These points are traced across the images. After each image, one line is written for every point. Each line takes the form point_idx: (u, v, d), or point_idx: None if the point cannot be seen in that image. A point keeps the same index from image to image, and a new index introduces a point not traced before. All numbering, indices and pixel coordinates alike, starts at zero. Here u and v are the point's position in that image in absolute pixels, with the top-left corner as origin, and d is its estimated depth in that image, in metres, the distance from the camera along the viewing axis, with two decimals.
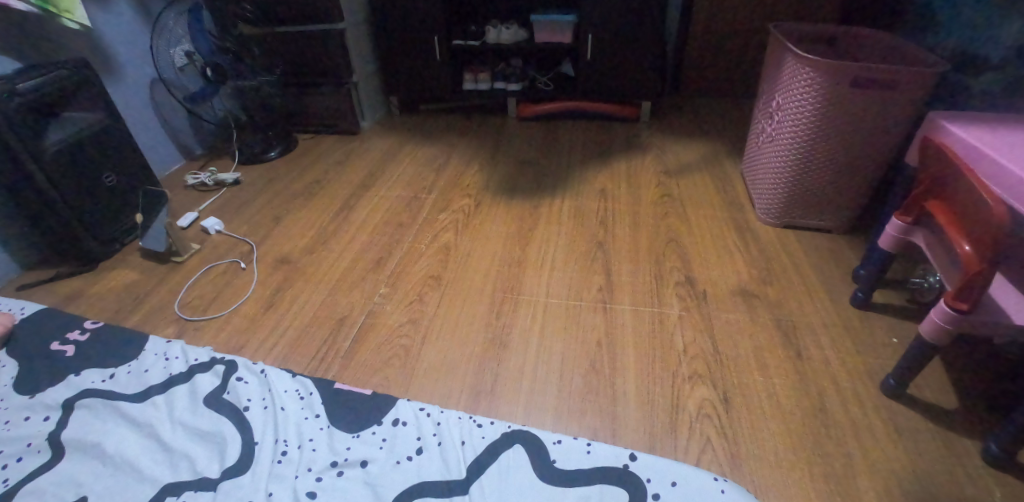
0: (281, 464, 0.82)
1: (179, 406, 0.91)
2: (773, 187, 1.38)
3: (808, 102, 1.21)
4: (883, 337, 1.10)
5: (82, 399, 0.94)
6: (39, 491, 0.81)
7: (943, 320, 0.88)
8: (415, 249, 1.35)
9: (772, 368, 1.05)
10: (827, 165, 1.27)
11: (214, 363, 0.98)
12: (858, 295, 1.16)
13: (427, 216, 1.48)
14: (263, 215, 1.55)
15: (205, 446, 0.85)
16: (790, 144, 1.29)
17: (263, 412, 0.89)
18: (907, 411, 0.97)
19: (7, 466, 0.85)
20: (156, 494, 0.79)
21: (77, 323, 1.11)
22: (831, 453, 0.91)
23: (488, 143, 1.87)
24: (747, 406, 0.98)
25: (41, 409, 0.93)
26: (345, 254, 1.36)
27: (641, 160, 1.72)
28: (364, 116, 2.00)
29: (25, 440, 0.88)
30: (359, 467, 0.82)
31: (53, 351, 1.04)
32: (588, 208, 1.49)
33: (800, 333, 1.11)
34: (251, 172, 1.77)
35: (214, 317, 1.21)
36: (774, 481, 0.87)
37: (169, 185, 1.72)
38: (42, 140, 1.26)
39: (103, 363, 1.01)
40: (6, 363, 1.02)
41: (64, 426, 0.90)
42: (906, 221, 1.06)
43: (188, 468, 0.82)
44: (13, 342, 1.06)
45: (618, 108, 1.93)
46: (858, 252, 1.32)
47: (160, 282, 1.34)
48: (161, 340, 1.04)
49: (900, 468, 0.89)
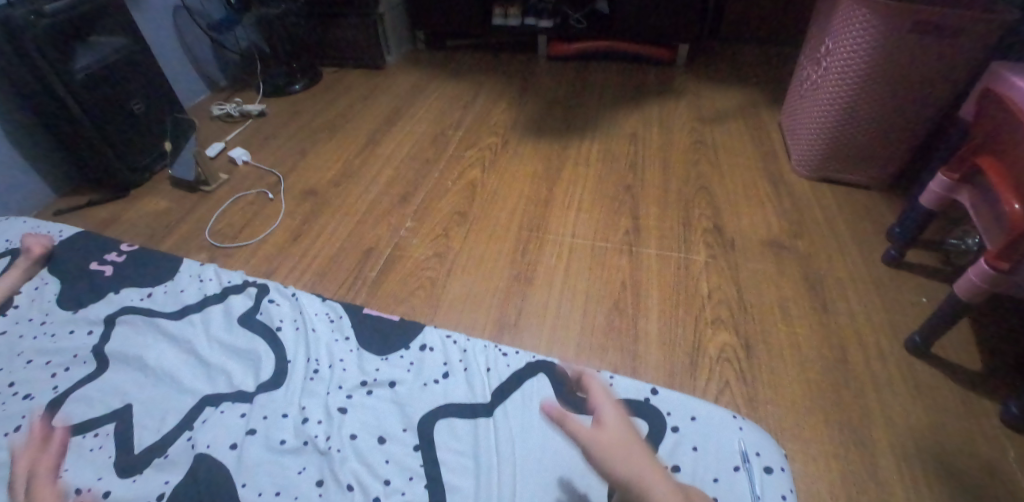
0: (313, 381, 0.86)
1: (215, 323, 0.94)
2: (813, 137, 1.32)
3: (861, 47, 1.14)
4: (912, 295, 1.08)
5: (124, 315, 0.98)
6: (87, 398, 0.86)
7: (981, 278, 0.86)
8: (441, 185, 1.35)
9: (796, 318, 1.04)
10: (874, 116, 1.21)
11: (246, 285, 1.01)
12: (890, 253, 1.14)
13: (453, 153, 1.46)
14: (290, 146, 1.55)
15: (241, 363, 0.89)
16: (836, 92, 1.23)
17: (296, 332, 0.92)
18: (930, 368, 0.96)
19: (56, 374, 0.90)
20: (197, 404, 0.84)
21: (114, 245, 1.14)
22: (849, 404, 0.91)
23: (516, 81, 1.82)
24: (769, 352, 0.98)
25: (85, 324, 0.98)
26: (372, 188, 1.36)
27: (674, 105, 1.66)
28: (390, 50, 1.95)
29: (71, 351, 0.93)
30: (387, 387, 0.85)
31: (93, 270, 1.08)
32: (617, 152, 1.45)
33: (827, 286, 1.10)
34: (277, 104, 1.76)
35: (244, 244, 1.23)
36: (790, 426, 0.88)
37: (196, 115, 1.72)
38: (71, 64, 1.26)
39: (141, 282, 1.05)
40: (49, 280, 1.06)
41: (107, 340, 0.94)
42: (953, 177, 1.01)
43: (225, 382, 0.86)
44: (54, 262, 1.10)
45: (653, 50, 1.85)
46: (894, 208, 1.28)
47: (192, 209, 1.37)
48: (195, 263, 1.07)
49: (917, 422, 0.89)
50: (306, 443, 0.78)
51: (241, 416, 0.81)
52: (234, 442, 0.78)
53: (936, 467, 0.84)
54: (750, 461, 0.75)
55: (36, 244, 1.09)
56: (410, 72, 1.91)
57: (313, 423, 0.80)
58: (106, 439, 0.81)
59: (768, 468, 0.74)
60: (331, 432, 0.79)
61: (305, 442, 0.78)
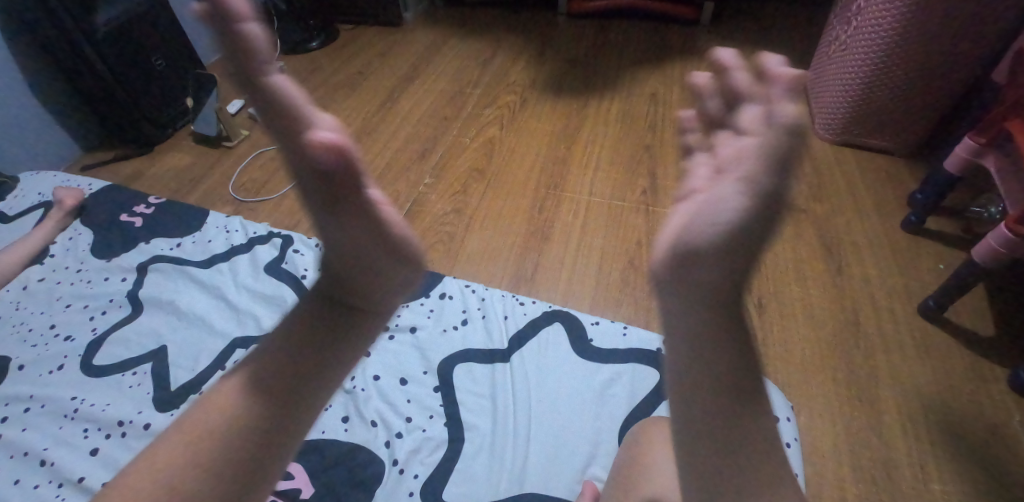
0: None
1: (242, 272, 0.98)
2: (839, 99, 1.30)
3: (894, 4, 1.10)
4: (930, 261, 1.08)
5: (155, 263, 1.02)
6: (124, 339, 0.90)
7: (1000, 243, 0.85)
8: (458, 143, 1.35)
9: (810, 280, 1.05)
10: (904, 78, 1.17)
11: (271, 236, 1.04)
12: (910, 219, 1.13)
13: (471, 110, 1.46)
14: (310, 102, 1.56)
15: (268, 308, 0.93)
16: (866, 52, 1.19)
17: (320, 281, 0.96)
18: (942, 332, 0.97)
19: (95, 318, 0.95)
20: (228, 346, 0.88)
21: (142, 198, 1.18)
22: (858, 364, 0.93)
23: (535, 39, 1.79)
24: (780, 312, 0.99)
25: (119, 271, 1.02)
26: (391, 144, 1.37)
27: (697, 64, 1.62)
28: (407, 6, 1.92)
29: (107, 296, 0.98)
30: (408, 332, 0.89)
31: (123, 221, 1.12)
32: (636, 111, 1.44)
33: (843, 249, 1.10)
34: (295, 61, 1.76)
35: (267, 199, 1.26)
36: (797, 382, 0.90)
37: (216, 71, 1.73)
38: (93, 18, 1.27)
39: (170, 233, 1.09)
40: (82, 230, 1.11)
41: (141, 286, 0.98)
42: (980, 141, 0.99)
43: (254, 326, 0.90)
44: (86, 214, 1.14)
45: (676, 8, 1.80)
46: (918, 173, 1.26)
47: (215, 164, 1.40)
48: (221, 215, 1.10)
49: (925, 384, 0.91)
50: None
51: None
52: None
53: (940, 425, 0.86)
54: None
55: (68, 196, 1.12)
56: (428, 29, 1.88)
57: None
58: (144, 377, 0.86)
59: None
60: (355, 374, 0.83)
61: None
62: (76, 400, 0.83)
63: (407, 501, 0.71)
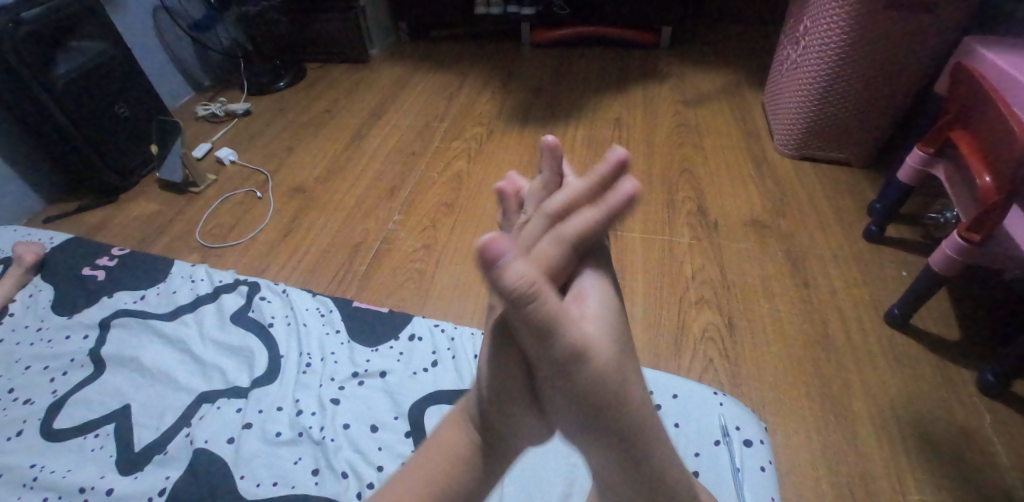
0: (306, 374, 0.88)
1: (208, 323, 0.96)
2: (794, 117, 1.34)
3: (838, 25, 1.15)
4: (892, 270, 1.11)
5: (117, 319, 0.99)
6: (86, 400, 0.87)
7: (955, 251, 0.88)
8: (427, 178, 1.36)
9: (778, 295, 1.07)
10: (853, 93, 1.22)
11: (238, 284, 1.02)
12: (871, 229, 1.16)
13: (439, 144, 1.48)
14: (277, 144, 1.55)
15: (235, 359, 0.91)
16: (816, 71, 1.24)
17: (287, 327, 0.94)
18: (908, 340, 0.99)
19: (55, 379, 0.91)
20: (193, 401, 0.86)
21: (105, 249, 1.15)
22: (829, 377, 0.94)
23: (500, 71, 1.82)
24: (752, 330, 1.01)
25: (80, 328, 0.99)
26: (359, 182, 1.37)
27: (658, 89, 1.67)
28: (373, 43, 1.94)
29: (68, 356, 0.95)
30: (378, 377, 0.87)
31: (85, 275, 1.09)
32: (602, 137, 1.47)
33: (809, 263, 1.13)
34: (261, 103, 1.76)
35: (235, 244, 1.25)
36: (772, 400, 0.91)
37: (182, 116, 1.72)
38: (52, 71, 1.26)
39: (134, 286, 1.06)
40: (42, 287, 1.07)
41: (103, 343, 0.96)
42: (928, 152, 1.02)
43: (221, 379, 0.88)
44: (46, 268, 1.11)
45: (637, 34, 1.85)
46: (875, 184, 1.30)
47: (182, 210, 1.38)
48: (186, 264, 1.09)
49: (896, 392, 0.92)
50: (301, 434, 0.80)
51: (237, 411, 0.83)
52: (232, 436, 0.80)
53: (914, 434, 0.87)
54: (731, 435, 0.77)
55: (28, 252, 1.09)
56: (394, 65, 1.91)
57: (307, 415, 0.83)
58: (107, 439, 0.83)
59: (747, 441, 0.77)
60: (324, 423, 0.81)
61: (300, 433, 0.80)
62: (35, 467, 0.79)
63: None
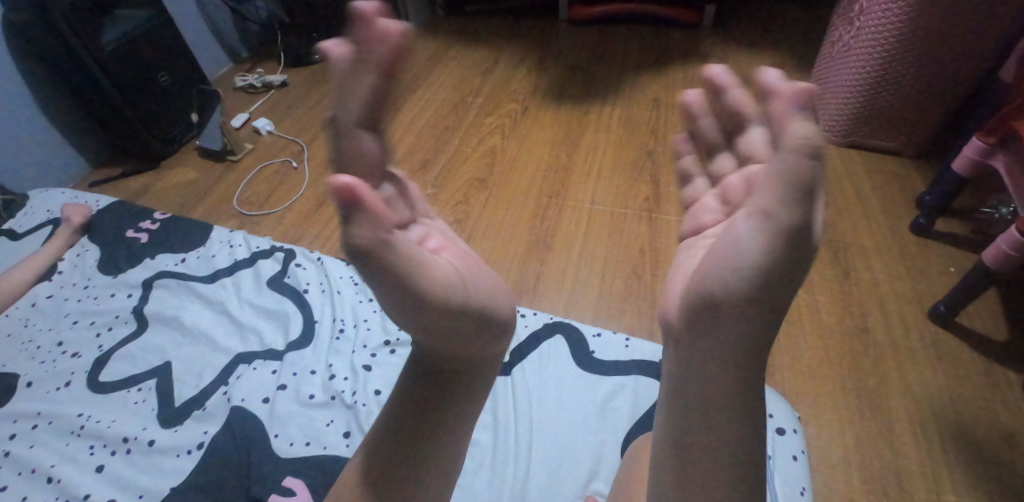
0: (339, 340, 0.89)
1: (245, 286, 0.98)
2: (842, 102, 1.29)
3: (895, 7, 1.09)
4: (940, 266, 1.06)
5: (160, 279, 1.03)
6: (130, 355, 0.91)
7: (1011, 247, 0.83)
8: (462, 152, 1.36)
9: (818, 286, 1.03)
10: (908, 78, 1.16)
11: (274, 250, 1.04)
12: (919, 221, 1.11)
13: (473, 120, 1.46)
14: (313, 115, 1.57)
15: (271, 322, 0.93)
16: (868, 54, 1.18)
17: (322, 294, 0.96)
18: (952, 337, 0.95)
19: (101, 334, 0.95)
20: (231, 361, 0.88)
21: (148, 213, 1.19)
22: (867, 371, 0.91)
23: (537, 47, 1.79)
24: (788, 319, 0.98)
25: (125, 287, 1.03)
26: (392, 155, 1.37)
27: (699, 69, 1.62)
28: (408, 17, 1.93)
29: (114, 313, 0.98)
30: (409, 346, 0.88)
31: (130, 237, 1.13)
32: (639, 116, 1.43)
33: (851, 254, 1.09)
34: (297, 75, 1.77)
35: (271, 212, 1.27)
36: (806, 392, 0.89)
37: (221, 87, 1.75)
38: (99, 37, 1.29)
39: (176, 248, 1.10)
40: (89, 247, 1.11)
41: (146, 302, 0.99)
42: (988, 142, 0.97)
43: (257, 341, 0.90)
44: (92, 230, 1.15)
45: (677, 12, 1.79)
46: (927, 176, 1.24)
47: (220, 178, 1.41)
48: (225, 230, 1.11)
49: (937, 390, 0.89)
50: (333, 398, 0.82)
51: (272, 372, 0.85)
52: (267, 396, 0.82)
53: (954, 436, 0.84)
54: (763, 422, 0.76)
55: (76, 213, 1.13)
56: (429, 38, 1.89)
57: (340, 379, 0.84)
58: (149, 393, 0.86)
59: (780, 430, 0.75)
60: (357, 388, 0.83)
61: (332, 397, 0.82)
62: (82, 416, 0.83)
63: None
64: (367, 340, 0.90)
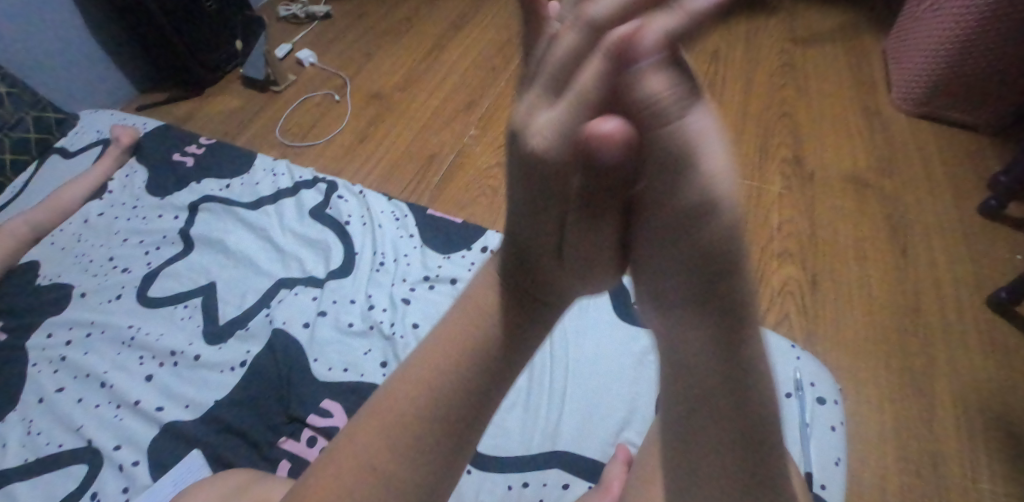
0: (379, 273, 0.90)
1: (288, 215, 0.99)
2: (921, 70, 1.18)
3: None
4: (1005, 251, 1.00)
5: (206, 203, 1.04)
6: (176, 274, 0.94)
7: None
8: (507, 95, 1.32)
9: (870, 260, 0.99)
10: (1001, 45, 1.06)
11: (317, 181, 1.05)
12: (989, 202, 1.04)
13: (520, 63, 1.41)
14: (357, 48, 1.53)
15: (313, 251, 0.94)
16: (959, 15, 1.08)
17: (363, 227, 0.96)
18: (1009, 326, 0.90)
19: (149, 252, 0.98)
20: (273, 286, 0.90)
21: (194, 138, 1.20)
22: (913, 351, 0.88)
23: None
24: (836, 291, 0.95)
25: (172, 209, 1.05)
26: (436, 94, 1.35)
27: (765, 21, 1.51)
28: None
29: (162, 233, 1.01)
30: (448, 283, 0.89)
31: (176, 161, 1.14)
32: (695, 69, 1.35)
33: (910, 229, 1.03)
34: (342, 5, 1.72)
35: (313, 144, 1.28)
36: (847, 366, 0.87)
37: (267, 15, 1.72)
38: None
39: (221, 174, 1.11)
40: (138, 169, 1.14)
41: (192, 224, 1.01)
42: None
43: (299, 268, 0.92)
44: (140, 151, 1.16)
45: None
46: (1004, 153, 1.14)
47: (263, 108, 1.41)
48: (269, 158, 1.12)
49: (985, 378, 0.85)
50: (371, 328, 0.83)
51: (313, 299, 0.87)
52: (307, 322, 0.84)
53: (996, 425, 0.81)
54: (803, 390, 0.74)
55: (125, 134, 1.15)
56: None
57: (378, 310, 0.85)
58: (194, 310, 0.89)
59: (820, 399, 0.74)
60: (395, 320, 0.84)
61: (371, 327, 0.84)
62: (132, 328, 0.87)
63: (467, 479, 0.70)
64: (407, 275, 0.90)
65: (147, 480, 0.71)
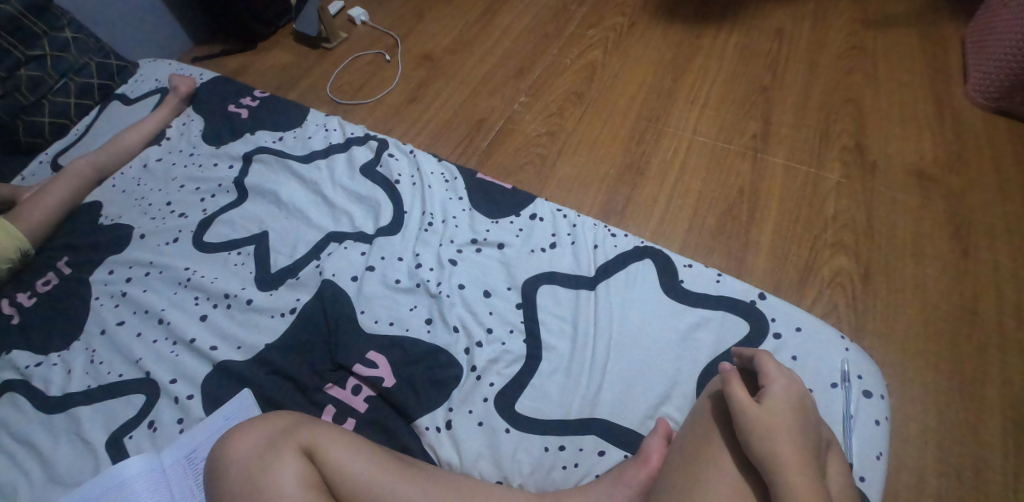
0: (427, 232, 0.91)
1: (340, 170, 1.01)
2: (1004, 62, 1.05)
3: None
4: None
5: (260, 154, 1.06)
6: (231, 221, 0.97)
7: None
8: (559, 63, 1.30)
9: (929, 256, 0.94)
10: None
11: (368, 139, 1.06)
12: None
13: (574, 30, 1.37)
14: (409, 6, 1.51)
15: (362, 207, 0.96)
16: None
17: (413, 187, 0.98)
18: None
19: (205, 199, 1.02)
20: (324, 238, 0.92)
21: (249, 91, 1.21)
22: (966, 355, 0.84)
23: None
24: (890, 286, 0.91)
25: (227, 159, 1.08)
26: (487, 59, 1.33)
27: None
28: None
29: (217, 181, 1.04)
30: (495, 248, 0.90)
31: (231, 112, 1.17)
32: (757, 45, 1.29)
33: (977, 227, 0.96)
34: None
35: (364, 103, 1.29)
36: (893, 364, 0.85)
37: None
38: None
39: (274, 128, 1.13)
40: (195, 118, 1.17)
41: (246, 175, 1.04)
42: None
43: (348, 223, 0.94)
44: (197, 101, 1.19)
45: None
46: None
47: (315, 65, 1.41)
48: (321, 114, 1.13)
49: None
50: (418, 285, 0.85)
51: (361, 254, 0.89)
52: (356, 275, 0.87)
53: None
54: (850, 382, 0.72)
55: (183, 84, 1.18)
56: None
57: (425, 269, 0.87)
58: (247, 258, 0.92)
59: (867, 393, 0.72)
60: (441, 279, 0.86)
61: (417, 284, 0.85)
62: (189, 270, 0.91)
63: (506, 438, 0.72)
64: (455, 236, 0.91)
65: (200, 414, 0.76)
